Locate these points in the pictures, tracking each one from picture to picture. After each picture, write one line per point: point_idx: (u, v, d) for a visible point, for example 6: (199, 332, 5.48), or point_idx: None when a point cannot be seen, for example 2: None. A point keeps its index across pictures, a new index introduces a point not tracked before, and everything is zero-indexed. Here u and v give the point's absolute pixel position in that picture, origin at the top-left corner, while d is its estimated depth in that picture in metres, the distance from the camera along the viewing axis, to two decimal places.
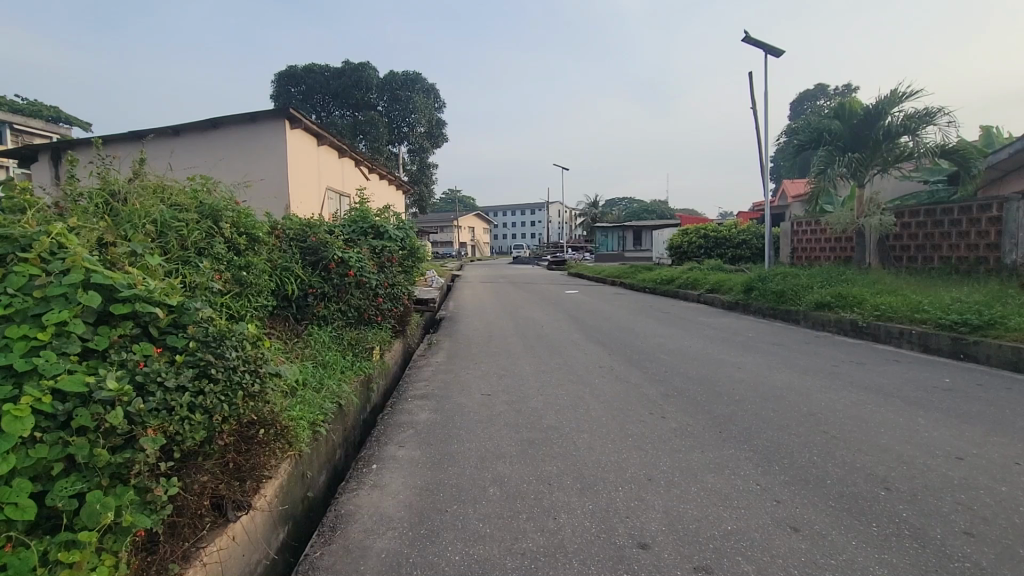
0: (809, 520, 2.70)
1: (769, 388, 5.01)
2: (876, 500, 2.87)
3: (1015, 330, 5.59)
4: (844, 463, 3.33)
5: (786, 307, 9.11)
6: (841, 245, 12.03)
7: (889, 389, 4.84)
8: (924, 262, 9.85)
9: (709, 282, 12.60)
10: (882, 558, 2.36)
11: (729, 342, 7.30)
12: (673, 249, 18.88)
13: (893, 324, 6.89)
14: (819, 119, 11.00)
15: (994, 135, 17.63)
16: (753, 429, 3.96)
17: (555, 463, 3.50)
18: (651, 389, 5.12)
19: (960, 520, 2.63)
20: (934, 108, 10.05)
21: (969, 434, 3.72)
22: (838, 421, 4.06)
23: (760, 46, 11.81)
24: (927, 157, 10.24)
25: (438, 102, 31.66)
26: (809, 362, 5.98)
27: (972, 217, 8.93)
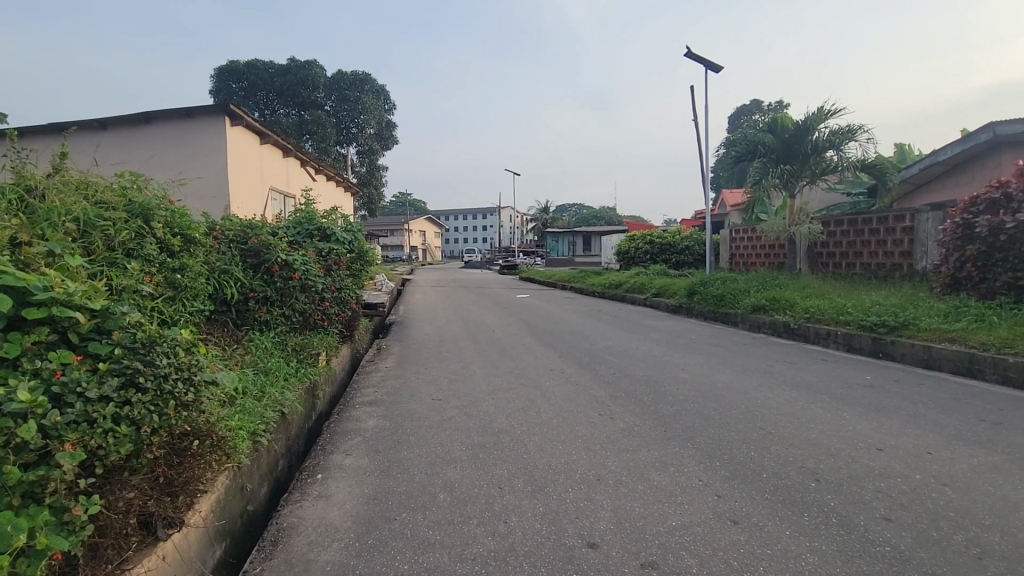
0: (747, 513, 2.83)
1: (710, 388, 5.23)
2: (807, 491, 3.05)
3: (926, 329, 6.11)
4: (778, 457, 3.52)
5: (726, 310, 9.55)
6: (775, 252, 12.76)
7: (818, 387, 5.16)
8: (847, 267, 10.63)
9: (654, 287, 13.03)
10: (813, 546, 2.51)
11: (674, 344, 7.59)
12: (621, 254, 19.42)
13: (820, 325, 7.38)
14: (754, 132, 11.65)
15: (906, 152, 19.32)
16: (696, 428, 4.12)
17: (507, 467, 3.50)
18: (599, 391, 5.23)
19: (881, 508, 2.84)
20: (855, 125, 10.87)
21: (886, 427, 4.04)
22: (772, 418, 4.29)
23: (702, 61, 12.39)
24: (849, 171, 11.06)
25: (388, 103, 31.23)
26: (747, 363, 6.30)
27: (888, 227, 9.71)
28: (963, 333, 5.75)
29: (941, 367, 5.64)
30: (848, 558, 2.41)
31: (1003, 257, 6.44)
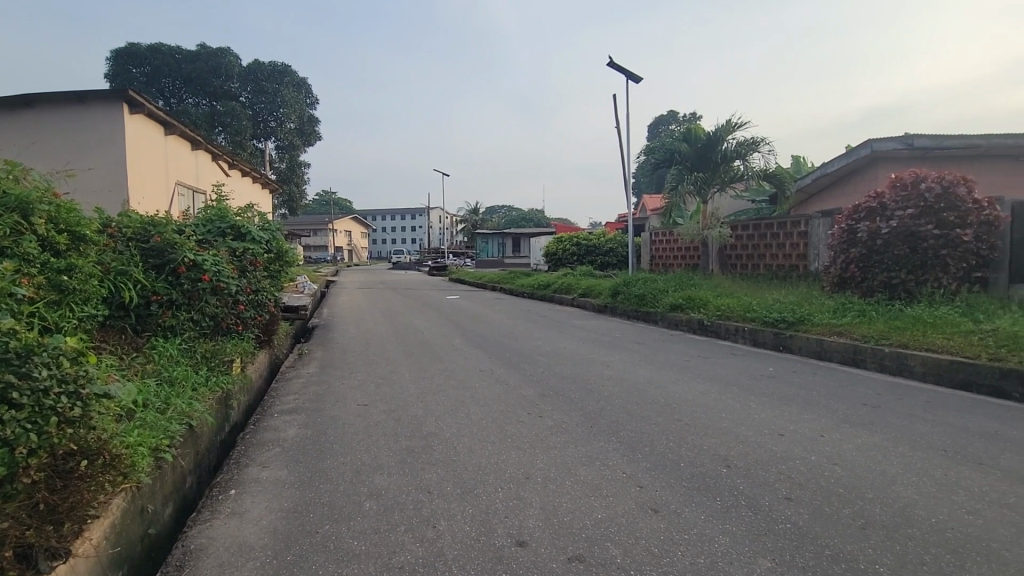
0: (666, 501, 2.99)
1: (633, 383, 5.47)
2: (720, 476, 3.27)
3: (819, 324, 6.77)
4: (694, 447, 3.74)
5: (647, 310, 10.03)
6: (690, 254, 13.57)
7: (729, 379, 5.55)
8: (753, 268, 11.53)
9: (581, 287, 13.41)
10: (726, 528, 2.69)
11: (600, 342, 7.86)
12: (549, 255, 19.83)
13: (730, 322, 7.95)
14: (671, 141, 12.34)
15: (801, 164, 21.34)
16: (619, 422, 4.30)
17: (436, 470, 3.45)
18: (528, 390, 5.30)
19: (783, 488, 3.10)
20: (758, 137, 11.82)
21: (787, 413, 4.42)
22: (689, 409, 4.56)
23: (623, 71, 12.92)
24: (754, 179, 11.99)
25: (310, 98, 29.88)
26: (666, 358, 6.66)
27: (787, 231, 10.63)
28: (848, 327, 6.41)
29: (832, 358, 6.27)
30: (756, 537, 2.60)
31: (880, 259, 7.26)
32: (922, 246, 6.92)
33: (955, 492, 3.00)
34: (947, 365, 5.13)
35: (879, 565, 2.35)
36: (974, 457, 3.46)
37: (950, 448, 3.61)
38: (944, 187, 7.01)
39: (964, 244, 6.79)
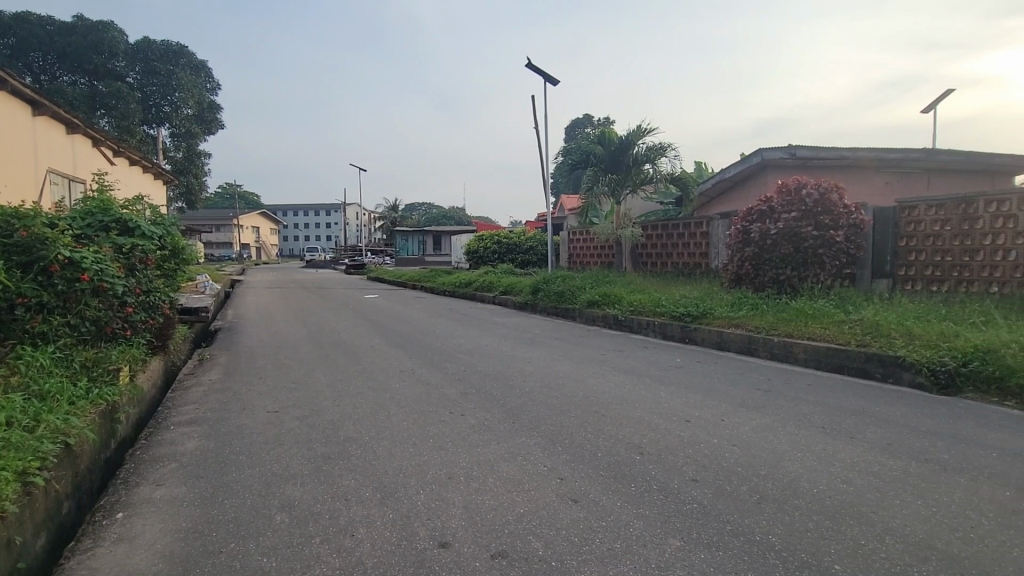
0: (585, 491, 3.10)
1: (553, 378, 5.60)
2: (633, 464, 3.45)
3: (719, 317, 7.33)
4: (610, 437, 3.91)
5: (565, 306, 10.34)
6: (606, 253, 14.16)
7: (642, 371, 5.86)
8: (662, 266, 12.24)
9: (502, 285, 13.52)
10: (640, 513, 2.84)
11: (521, 338, 7.98)
12: (470, 253, 19.79)
13: (642, 317, 8.39)
14: (587, 143, 12.82)
15: (702, 169, 23.05)
16: (540, 417, 4.39)
17: (354, 476, 3.33)
18: (450, 389, 5.27)
19: (689, 471, 3.33)
20: (666, 143, 12.55)
21: (693, 401, 4.74)
22: (605, 401, 4.76)
23: (541, 73, 13.18)
24: (662, 183, 12.72)
25: (210, 82, 27.59)
26: (584, 353, 6.90)
27: (691, 231, 11.41)
28: (744, 320, 7.01)
29: (731, 348, 6.82)
30: (666, 519, 2.77)
31: (770, 257, 8.01)
32: (803, 246, 7.71)
33: (832, 464, 3.39)
34: (825, 352, 5.77)
35: (771, 535, 2.59)
36: (847, 432, 3.91)
37: (828, 426, 4.06)
38: (821, 193, 7.85)
39: (837, 244, 7.65)
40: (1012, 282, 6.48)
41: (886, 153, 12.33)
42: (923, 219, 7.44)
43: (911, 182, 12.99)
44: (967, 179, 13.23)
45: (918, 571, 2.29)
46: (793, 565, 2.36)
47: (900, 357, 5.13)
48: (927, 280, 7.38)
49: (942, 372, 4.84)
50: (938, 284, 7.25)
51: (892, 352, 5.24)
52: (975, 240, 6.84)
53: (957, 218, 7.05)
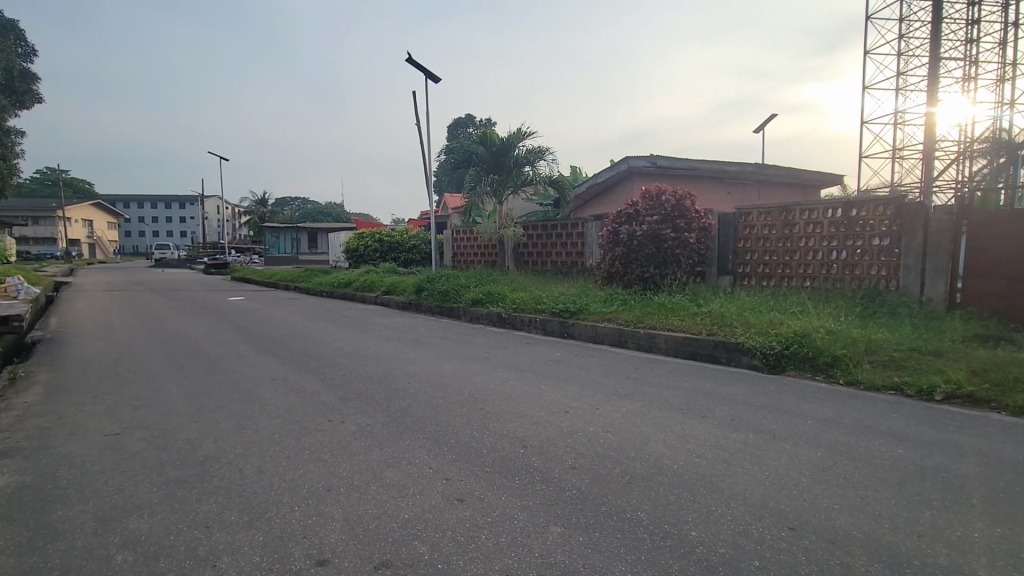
0: (471, 489, 3.12)
1: (439, 378, 5.56)
2: (517, 457, 3.55)
3: (594, 313, 7.84)
4: (495, 433, 3.99)
5: (450, 305, 10.32)
6: (489, 252, 14.39)
7: (524, 366, 6.05)
8: (542, 265, 12.76)
9: (384, 284, 13.11)
10: (523, 504, 2.94)
11: (405, 339, 7.80)
12: (350, 252, 18.89)
13: (524, 314, 8.67)
14: (470, 142, 12.98)
15: (578, 174, 24.48)
16: (425, 418, 4.34)
17: (217, 499, 3.01)
18: (328, 395, 4.99)
19: (568, 459, 3.52)
20: (544, 147, 13.07)
21: (571, 392, 5.01)
22: (490, 398, 4.84)
23: (422, 69, 12.99)
24: (541, 185, 13.23)
25: (28, 48, 23.25)
26: (469, 351, 6.95)
27: (569, 232, 12.05)
28: (615, 314, 7.59)
29: (605, 341, 7.33)
30: (548, 508, 2.90)
31: (636, 257, 8.76)
32: (664, 246, 8.55)
33: (688, 441, 3.80)
34: (682, 341, 6.45)
35: (640, 512, 2.84)
36: (700, 412, 4.42)
37: (685, 407, 4.55)
38: (678, 199, 8.77)
39: (691, 245, 8.59)
40: (820, 278, 7.80)
41: (729, 165, 14.11)
42: (756, 223, 8.65)
43: (747, 191, 15.02)
44: (787, 191, 15.65)
45: (756, 527, 2.66)
46: (658, 536, 2.60)
47: (741, 343, 5.92)
48: (759, 277, 8.57)
49: (771, 355, 5.66)
50: (768, 280, 8.46)
51: (734, 340, 6.02)
52: (794, 243, 8.11)
53: (781, 224, 8.30)
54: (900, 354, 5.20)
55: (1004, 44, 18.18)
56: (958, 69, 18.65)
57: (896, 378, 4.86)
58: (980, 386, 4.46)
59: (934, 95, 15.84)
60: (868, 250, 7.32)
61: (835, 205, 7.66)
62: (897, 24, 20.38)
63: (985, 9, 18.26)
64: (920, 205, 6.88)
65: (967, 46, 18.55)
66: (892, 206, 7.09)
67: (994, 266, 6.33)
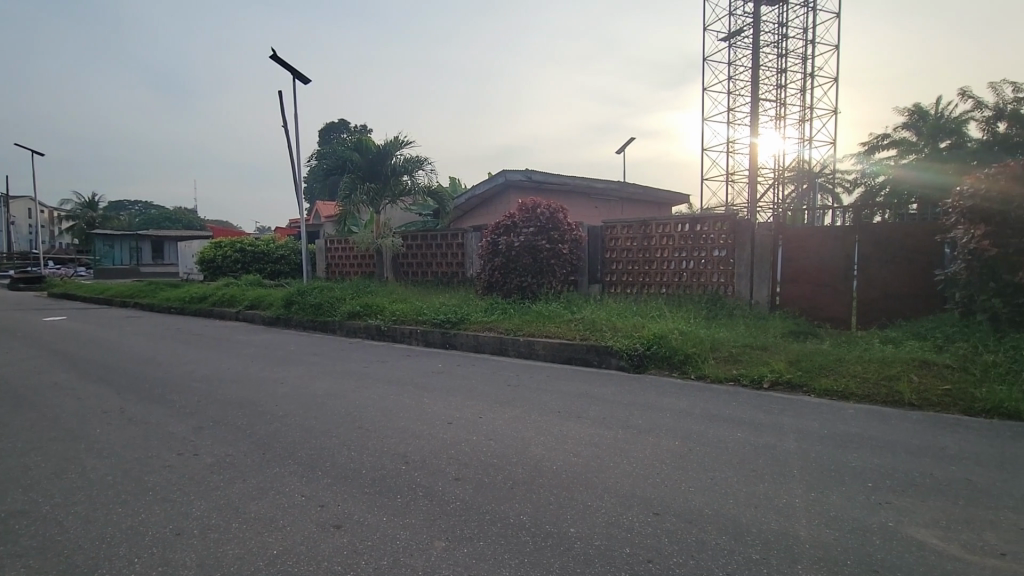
0: (349, 513, 2.96)
1: (312, 397, 5.20)
2: (398, 474, 3.44)
3: (475, 322, 7.92)
4: (375, 451, 3.83)
5: (324, 319, 9.73)
6: (366, 262, 13.83)
7: (406, 380, 5.90)
8: (423, 275, 12.59)
9: (247, 298, 11.94)
10: (406, 523, 2.85)
11: (272, 357, 7.18)
12: (204, 262, 16.92)
13: (404, 326, 8.47)
14: (343, 149, 12.43)
15: (457, 185, 24.69)
16: (296, 442, 4.02)
17: (27, 563, 2.49)
18: (179, 426, 4.40)
19: (452, 471, 3.49)
20: (423, 157, 12.95)
21: (454, 403, 5.00)
22: (369, 415, 4.64)
23: (289, 68, 12.16)
24: (420, 195, 13.06)
25: None
26: (346, 367, 6.60)
27: (448, 242, 12.06)
28: (496, 323, 7.74)
29: (486, 349, 7.44)
30: (431, 523, 2.85)
31: (514, 266, 9.05)
32: (540, 256, 8.93)
33: (565, 442, 4.00)
34: (558, 346, 6.79)
35: (522, 515, 2.92)
36: (575, 413, 4.68)
37: (562, 410, 4.79)
38: (551, 212, 9.23)
39: (564, 255, 9.09)
40: (674, 285, 8.73)
41: (596, 182, 15.23)
42: (619, 235, 9.42)
43: (612, 207, 16.32)
44: (645, 207, 17.33)
45: (625, 517, 2.88)
46: (540, 537, 2.69)
47: (610, 346, 6.39)
48: (624, 285, 9.34)
49: (636, 356, 6.20)
50: (631, 287, 9.25)
51: (604, 343, 6.49)
52: (652, 253, 8.99)
53: (640, 236, 9.14)
54: (737, 350, 6.01)
55: (803, 91, 22.12)
56: (772, 109, 22.28)
57: (735, 371, 5.60)
58: (796, 374, 5.31)
59: (756, 129, 18.72)
60: (710, 260, 8.36)
61: (683, 220, 8.64)
62: (727, 67, 23.77)
63: (789, 61, 22.09)
64: (748, 222, 8.04)
65: (778, 91, 22.25)
66: (728, 222, 8.19)
67: (802, 273, 7.62)
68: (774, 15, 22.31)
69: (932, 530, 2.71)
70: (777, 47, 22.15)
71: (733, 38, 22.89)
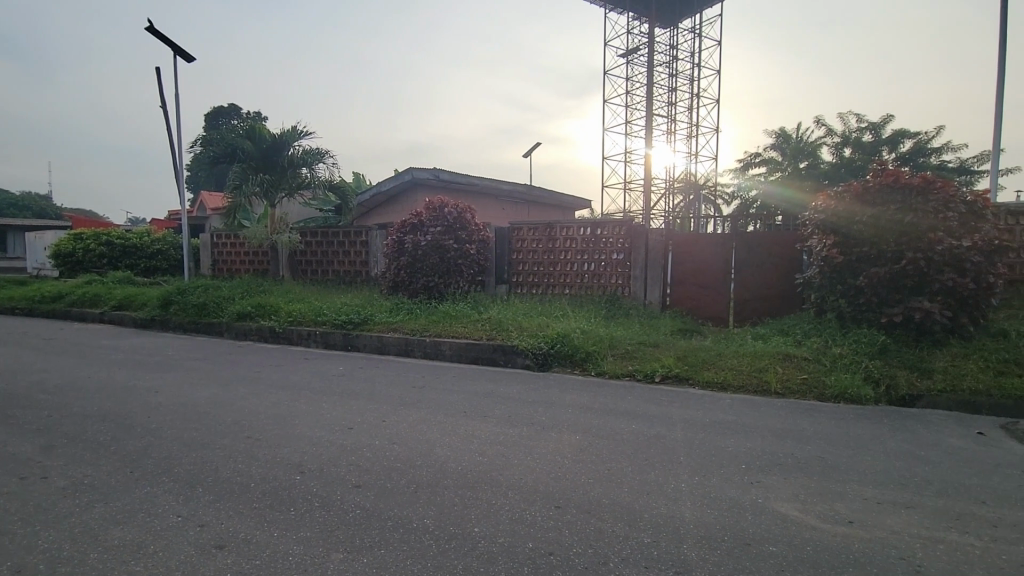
0: (234, 531, 2.72)
1: (193, 407, 4.71)
2: (292, 485, 3.23)
3: (379, 323, 7.67)
4: (266, 462, 3.56)
5: (209, 320, 8.88)
6: (259, 259, 12.82)
7: (302, 384, 5.57)
8: (323, 274, 11.95)
9: (114, 298, 10.54)
10: (300, 537, 2.68)
11: (144, 363, 6.41)
12: (59, 256, 14.72)
13: (301, 327, 7.97)
14: (233, 136, 11.44)
15: (361, 181, 23.78)
16: (173, 457, 3.62)
17: None
18: (21, 445, 3.77)
19: (352, 478, 3.34)
20: (324, 149, 12.24)
21: (355, 407, 4.79)
22: (260, 423, 4.31)
23: (168, 43, 10.94)
24: (320, 189, 12.31)
25: None
26: (233, 372, 6.07)
27: (351, 240, 11.56)
28: (401, 324, 7.56)
29: (390, 351, 7.23)
30: (328, 534, 2.70)
31: (420, 266, 8.91)
32: (447, 256, 8.86)
33: (470, 442, 4.00)
34: (464, 347, 6.78)
35: (426, 519, 2.87)
36: (481, 413, 4.69)
37: (467, 410, 4.78)
38: (459, 212, 9.19)
39: (471, 255, 9.09)
40: (576, 285, 9.09)
41: (503, 184, 15.44)
42: (525, 237, 9.60)
43: (518, 209, 16.66)
44: (550, 211, 17.90)
45: (528, 512, 2.94)
46: (443, 540, 2.66)
47: (516, 346, 6.51)
48: (530, 285, 9.55)
49: (540, 354, 6.36)
50: (536, 288, 9.48)
51: (510, 342, 6.59)
52: (556, 255, 9.30)
53: (545, 239, 9.40)
54: (633, 347, 6.40)
55: (691, 110, 24.11)
56: (664, 124, 24.02)
57: (630, 367, 5.96)
58: (683, 368, 5.77)
59: (650, 142, 20.07)
60: (609, 263, 8.82)
61: (585, 224, 9.03)
62: (625, 82, 25.21)
63: (679, 81, 23.97)
64: (643, 228, 8.59)
65: (670, 108, 24.04)
66: (625, 228, 8.69)
67: (689, 276, 8.31)
68: (666, 38, 24.09)
69: (794, 504, 3.06)
70: (669, 68, 23.93)
71: (631, 55, 24.36)
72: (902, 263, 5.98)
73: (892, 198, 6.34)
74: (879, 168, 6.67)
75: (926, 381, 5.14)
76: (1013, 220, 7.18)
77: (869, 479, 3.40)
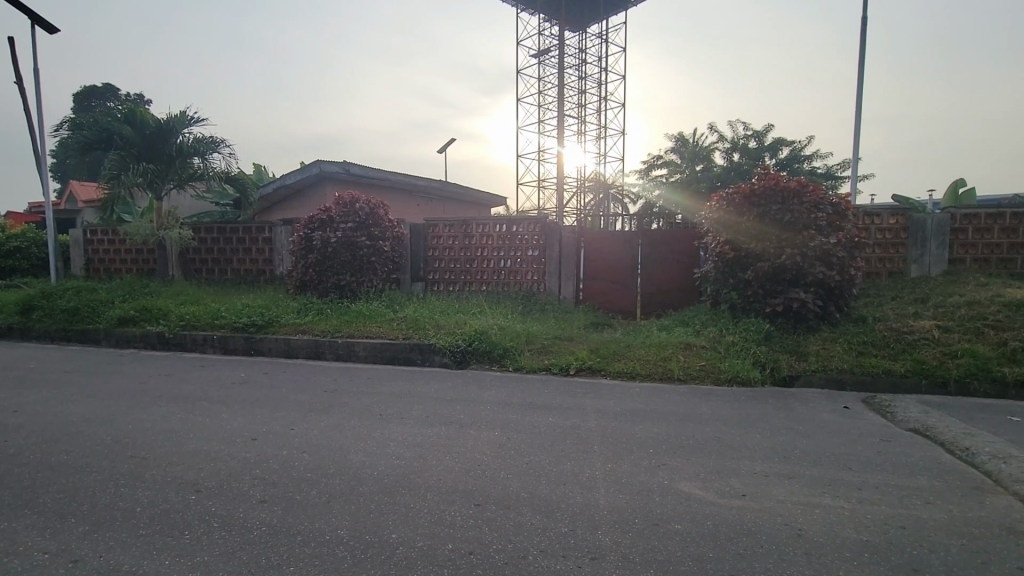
0: (116, 563, 2.43)
1: (62, 426, 4.13)
2: (186, 506, 2.95)
3: (286, 325, 7.22)
4: (155, 482, 3.22)
5: (81, 327, 7.84)
6: (143, 258, 11.53)
7: (200, 394, 5.10)
8: (220, 273, 11.01)
9: None
10: (197, 562, 2.46)
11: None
12: None
13: (197, 332, 7.29)
14: (109, 119, 10.17)
15: (262, 173, 22.16)
16: (38, 485, 3.16)
17: None
18: None
19: (256, 493, 3.11)
20: (218, 138, 11.19)
21: (260, 416, 4.48)
22: (147, 440, 3.89)
23: (25, 10, 9.49)
24: (215, 182, 11.24)
25: None
26: (114, 384, 5.41)
27: (252, 237, 10.75)
28: (310, 325, 7.17)
29: (298, 354, 6.83)
30: (230, 556, 2.50)
31: (331, 264, 8.51)
32: (359, 253, 8.52)
33: (387, 444, 3.89)
34: (379, 347, 6.57)
35: (340, 530, 2.74)
36: (398, 414, 4.57)
37: (383, 412, 4.64)
38: (371, 208, 8.86)
39: (385, 252, 8.81)
40: (493, 282, 9.15)
41: (417, 180, 15.14)
42: (441, 234, 9.48)
43: (432, 206, 16.41)
44: (465, 208, 17.83)
45: (449, 513, 2.91)
46: (360, 550, 2.57)
47: (433, 344, 6.43)
48: (446, 282, 9.46)
49: (458, 352, 6.33)
50: (453, 285, 9.40)
51: (427, 341, 6.49)
52: (473, 252, 9.28)
53: (461, 236, 9.35)
54: (549, 341, 6.57)
55: (599, 112, 25.16)
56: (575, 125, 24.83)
57: (546, 361, 6.10)
58: (596, 360, 6.02)
59: (562, 141, 20.71)
60: (524, 259, 8.97)
61: (501, 222, 9.10)
62: (538, 82, 25.71)
63: (587, 83, 24.85)
64: (556, 225, 8.82)
65: (580, 109, 24.91)
66: (539, 225, 8.87)
67: (600, 272, 8.67)
68: (575, 41, 24.88)
69: (696, 483, 3.30)
70: (578, 70, 24.76)
71: (542, 56, 24.85)
72: (782, 258, 6.65)
73: (774, 199, 7.02)
74: (763, 172, 7.36)
75: (802, 362, 5.78)
76: (868, 220, 8.27)
77: (760, 454, 3.76)
